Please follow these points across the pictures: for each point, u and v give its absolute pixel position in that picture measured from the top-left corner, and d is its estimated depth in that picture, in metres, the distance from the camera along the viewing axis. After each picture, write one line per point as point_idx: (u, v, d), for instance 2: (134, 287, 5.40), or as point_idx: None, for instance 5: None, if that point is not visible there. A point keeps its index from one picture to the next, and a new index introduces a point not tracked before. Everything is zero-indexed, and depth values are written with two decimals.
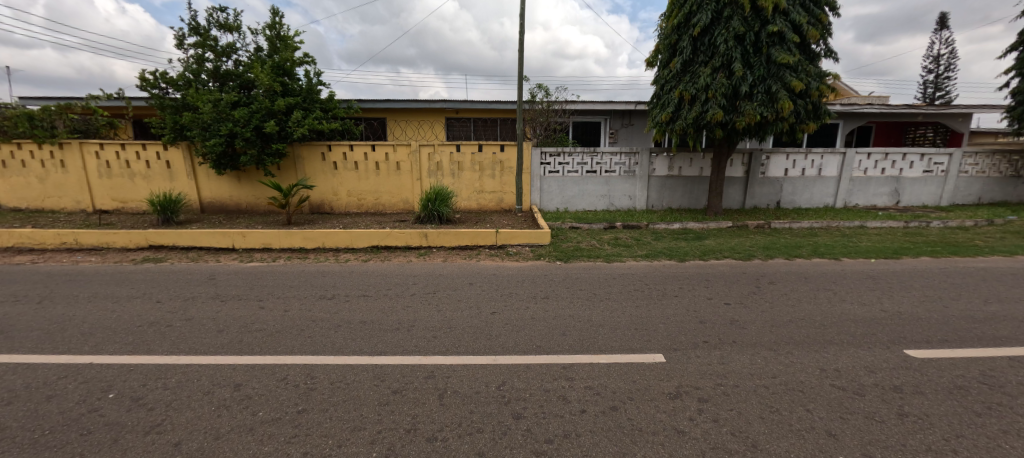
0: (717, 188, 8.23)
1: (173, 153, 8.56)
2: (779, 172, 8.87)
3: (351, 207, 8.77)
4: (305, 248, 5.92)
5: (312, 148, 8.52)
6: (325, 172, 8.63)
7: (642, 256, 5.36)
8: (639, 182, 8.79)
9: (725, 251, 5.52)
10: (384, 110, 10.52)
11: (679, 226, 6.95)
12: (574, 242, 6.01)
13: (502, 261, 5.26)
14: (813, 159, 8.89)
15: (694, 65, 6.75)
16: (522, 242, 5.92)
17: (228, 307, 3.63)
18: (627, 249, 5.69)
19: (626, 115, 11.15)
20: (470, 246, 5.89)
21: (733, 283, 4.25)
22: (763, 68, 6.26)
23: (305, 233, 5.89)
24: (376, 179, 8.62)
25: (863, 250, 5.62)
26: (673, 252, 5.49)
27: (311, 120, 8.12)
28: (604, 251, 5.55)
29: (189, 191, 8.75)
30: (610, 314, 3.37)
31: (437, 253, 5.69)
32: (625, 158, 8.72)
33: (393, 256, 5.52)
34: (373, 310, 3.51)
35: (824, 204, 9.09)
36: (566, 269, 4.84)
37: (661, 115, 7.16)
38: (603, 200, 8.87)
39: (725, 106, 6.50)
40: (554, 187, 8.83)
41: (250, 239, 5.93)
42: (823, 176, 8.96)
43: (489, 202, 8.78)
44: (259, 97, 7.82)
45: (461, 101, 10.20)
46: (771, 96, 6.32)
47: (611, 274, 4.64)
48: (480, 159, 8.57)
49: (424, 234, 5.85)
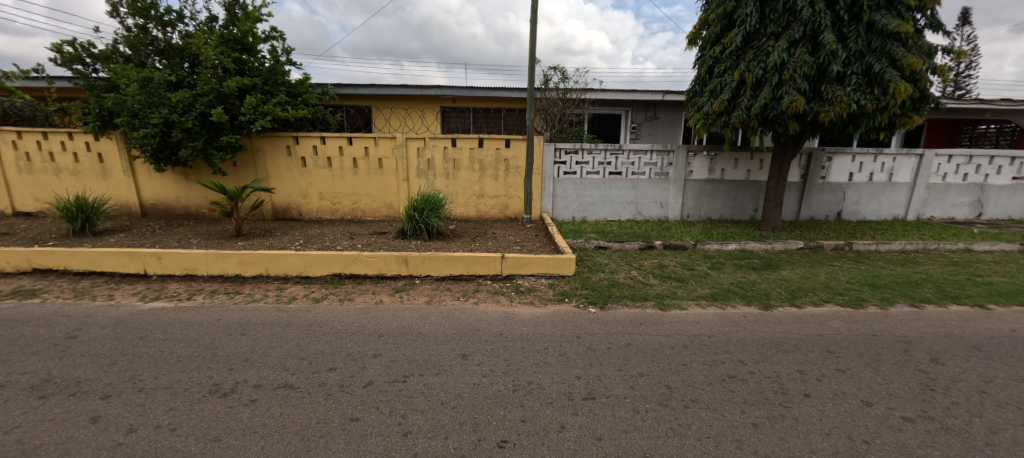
0: (774, 197, 6.24)
1: (105, 144, 7.04)
2: (842, 176, 7.34)
3: (324, 213, 7.29)
4: (243, 276, 4.37)
5: (275, 140, 6.95)
6: (291, 171, 7.09)
7: (705, 298, 3.79)
8: (672, 186, 7.24)
9: (820, 291, 3.97)
10: (367, 97, 8.90)
11: (737, 247, 5.35)
12: (606, 272, 4.38)
13: (511, 305, 3.65)
14: (883, 161, 7.37)
15: (760, 38, 5.22)
16: (536, 271, 4.32)
17: (34, 417, 2.05)
18: (682, 285, 4.10)
19: (651, 107, 9.58)
20: (466, 277, 4.30)
21: (879, 362, 2.69)
22: (861, 40, 4.65)
23: (242, 256, 4.33)
24: (353, 179, 7.14)
25: (1008, 291, 4.07)
26: (747, 292, 3.93)
27: (271, 106, 6.52)
28: (651, 289, 3.97)
29: (126, 190, 7.22)
30: (721, 454, 1.81)
31: (418, 287, 4.11)
32: (656, 158, 7.18)
33: (356, 293, 3.95)
34: (286, 433, 1.94)
35: (893, 216, 7.59)
36: (605, 324, 3.27)
37: (712, 105, 5.64)
38: (629, 208, 7.33)
39: (806, 91, 4.88)
40: (569, 192, 7.26)
41: (169, 264, 4.37)
42: (894, 182, 7.45)
43: (490, 208, 7.26)
44: (206, 77, 6.29)
45: (458, 87, 8.61)
46: (871, 79, 4.67)
47: (675, 333, 3.10)
48: (480, 157, 7.02)
49: (403, 258, 4.28)
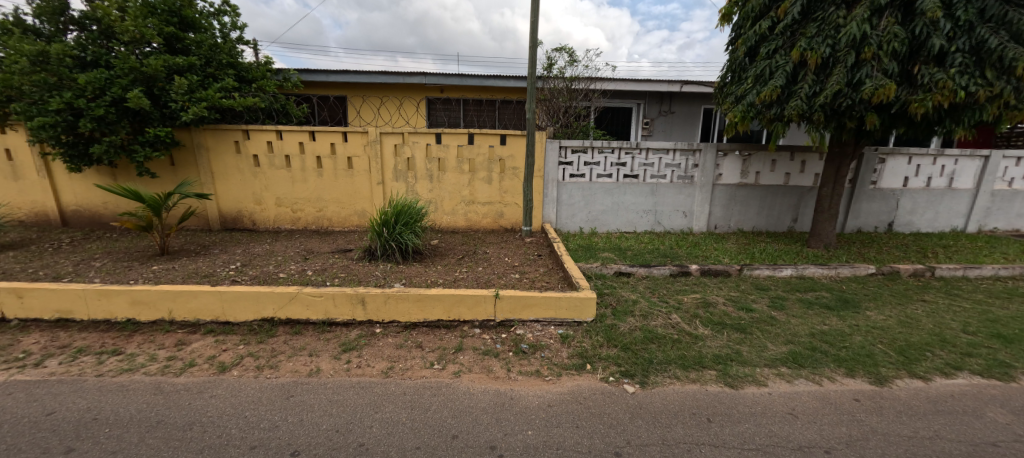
0: (833, 206, 5.09)
1: (12, 139, 5.76)
2: (895, 181, 6.25)
3: (282, 222, 6.07)
4: (138, 322, 3.16)
5: (220, 134, 5.71)
6: (242, 171, 5.86)
7: (786, 365, 2.64)
8: (698, 192, 6.10)
9: (941, 350, 2.83)
10: (340, 85, 7.66)
11: (793, 273, 4.23)
12: (638, 316, 3.20)
13: (508, 379, 2.47)
14: (944, 164, 6.29)
15: (826, 8, 4.14)
16: (543, 316, 3.14)
17: None
18: (747, 338, 2.94)
19: (666, 99, 8.44)
20: (446, 324, 3.13)
21: None
22: (972, 6, 3.55)
23: (136, 295, 3.12)
24: (318, 182, 5.92)
25: None
26: (841, 352, 2.79)
27: (210, 92, 5.25)
28: (707, 347, 2.80)
29: (41, 195, 5.95)
30: None
31: (378, 340, 2.93)
32: (680, 158, 6.03)
33: (286, 352, 2.76)
34: None
35: (951, 227, 6.53)
36: (657, 421, 2.09)
37: (760, 93, 4.53)
38: (646, 217, 6.20)
39: (894, 74, 3.79)
40: (577, 198, 6.10)
41: (35, 304, 3.16)
42: (954, 189, 6.37)
43: (483, 217, 6.09)
44: (125, 54, 5.01)
45: (445, 74, 7.39)
46: (983, 58, 3.57)
47: (772, 442, 1.94)
48: (470, 156, 5.84)
49: (359, 298, 3.09)
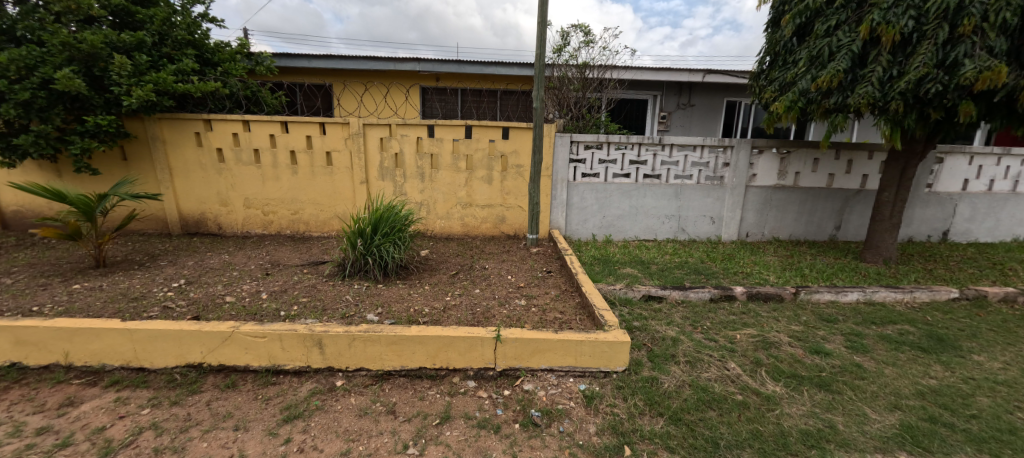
0: (895, 214, 4.31)
1: None
2: (954, 185, 5.47)
3: (252, 226, 5.30)
4: (24, 368, 2.40)
5: (178, 125, 4.93)
6: (204, 168, 5.08)
7: (908, 450, 1.85)
8: (728, 195, 5.32)
9: None
10: (325, 71, 6.87)
11: (860, 298, 3.46)
12: (684, 365, 2.43)
13: None
14: (1010, 165, 5.49)
15: None
16: (559, 364, 2.37)
17: None
18: (837, 402, 2.16)
19: (685, 91, 7.64)
20: (431, 374, 2.36)
21: None
22: None
23: (19, 333, 2.35)
24: (292, 181, 5.15)
25: None
26: (975, 427, 2.00)
27: (161, 74, 4.46)
28: (788, 418, 2.02)
29: None
30: None
31: (338, 400, 2.16)
32: (708, 156, 5.24)
33: (206, 422, 1.98)
34: None
35: (1013, 237, 5.75)
36: None
37: (818, 77, 3.73)
38: (668, 223, 5.43)
39: (1002, 52, 3.02)
40: (589, 201, 5.32)
41: None
42: (1020, 193, 5.58)
43: (482, 222, 5.31)
44: (56, 26, 4.21)
45: (441, 60, 6.58)
46: None
47: None
48: (468, 151, 5.05)
49: (314, 340, 2.31)
